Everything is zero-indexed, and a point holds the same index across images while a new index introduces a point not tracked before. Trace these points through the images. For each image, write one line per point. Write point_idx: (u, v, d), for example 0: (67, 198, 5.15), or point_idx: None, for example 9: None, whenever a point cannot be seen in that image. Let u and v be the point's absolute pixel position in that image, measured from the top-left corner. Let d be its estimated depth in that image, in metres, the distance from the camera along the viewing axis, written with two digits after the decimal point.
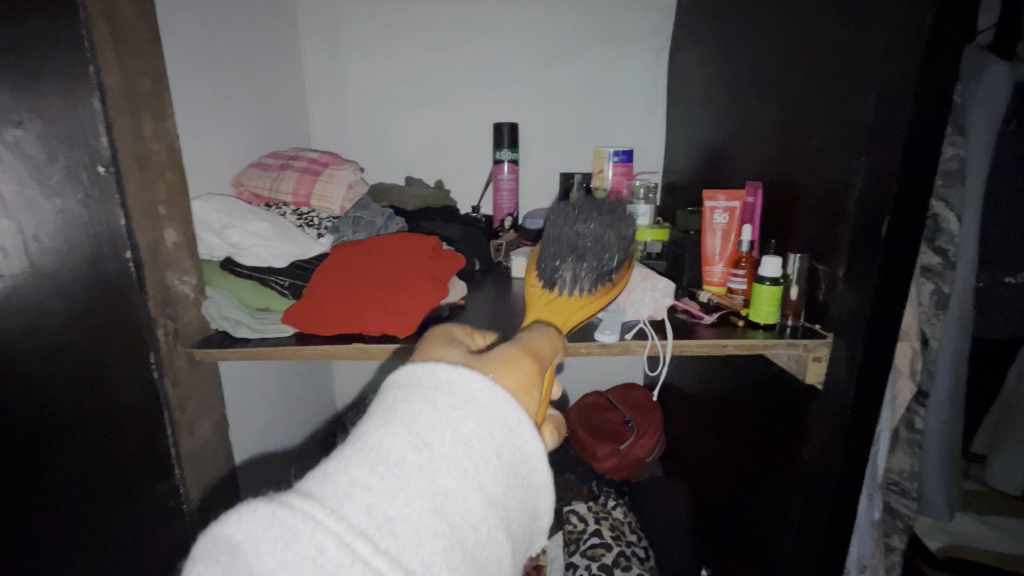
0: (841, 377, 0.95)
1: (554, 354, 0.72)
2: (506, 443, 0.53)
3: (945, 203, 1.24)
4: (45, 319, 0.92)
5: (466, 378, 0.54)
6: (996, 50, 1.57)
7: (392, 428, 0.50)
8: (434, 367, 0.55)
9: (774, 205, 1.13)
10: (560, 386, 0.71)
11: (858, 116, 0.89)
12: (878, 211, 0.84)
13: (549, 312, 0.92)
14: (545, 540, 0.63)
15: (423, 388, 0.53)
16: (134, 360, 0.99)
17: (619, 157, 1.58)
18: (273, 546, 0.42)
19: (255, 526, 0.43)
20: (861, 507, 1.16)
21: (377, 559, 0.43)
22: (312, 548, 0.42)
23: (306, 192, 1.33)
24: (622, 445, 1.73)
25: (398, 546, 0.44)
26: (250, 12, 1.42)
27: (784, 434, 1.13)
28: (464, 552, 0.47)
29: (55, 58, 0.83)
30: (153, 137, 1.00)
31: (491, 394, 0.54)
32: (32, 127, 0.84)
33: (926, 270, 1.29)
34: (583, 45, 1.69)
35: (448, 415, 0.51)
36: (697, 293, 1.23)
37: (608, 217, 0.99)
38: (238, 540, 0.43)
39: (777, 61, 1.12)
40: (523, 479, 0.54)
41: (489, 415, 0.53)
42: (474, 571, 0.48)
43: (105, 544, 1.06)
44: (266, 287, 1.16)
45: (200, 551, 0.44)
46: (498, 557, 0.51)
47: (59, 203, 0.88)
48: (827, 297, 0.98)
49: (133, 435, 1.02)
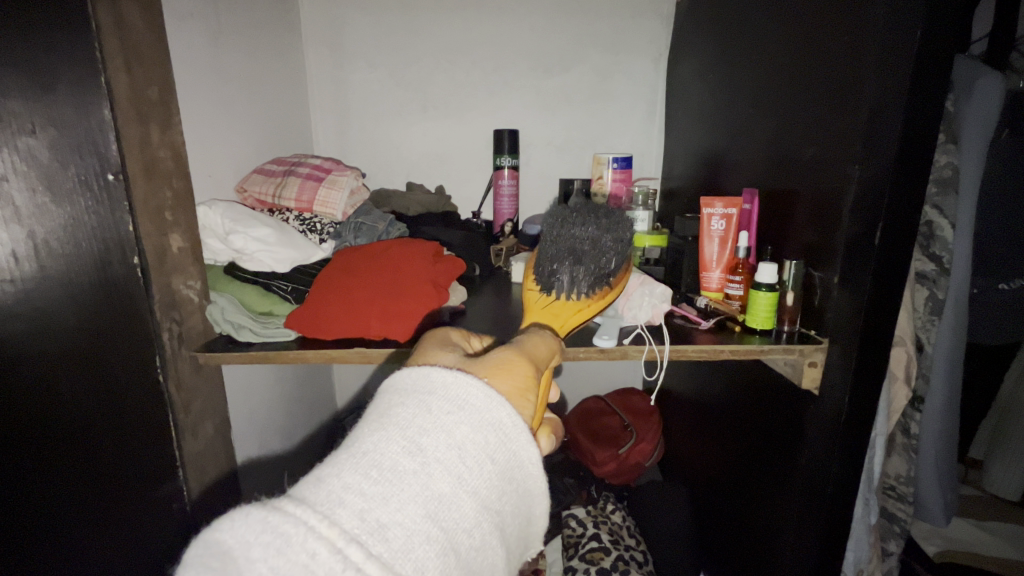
0: (836, 383, 0.96)
1: (551, 359, 0.86)
2: (487, 449, 0.66)
3: (938, 209, 1.20)
4: (58, 323, 0.95)
5: (458, 384, 0.68)
6: (989, 59, 1.59)
7: (386, 441, 0.64)
8: (430, 376, 0.69)
9: (771, 212, 1.14)
10: (558, 388, 0.84)
11: (849, 126, 0.90)
12: (873, 219, 0.86)
13: (546, 315, 0.97)
14: (535, 541, 0.79)
15: (419, 398, 0.67)
16: (140, 365, 0.99)
17: (619, 163, 1.59)
18: (265, 552, 0.52)
19: (247, 532, 0.54)
20: (857, 511, 1.16)
21: (369, 562, 0.53)
22: (304, 553, 0.52)
23: (309, 198, 1.33)
24: (622, 450, 1.78)
25: (391, 548, 0.56)
26: (255, 20, 1.43)
27: (781, 438, 1.14)
28: (453, 545, 0.61)
29: (64, 67, 0.84)
30: (161, 143, 1.00)
31: (482, 395, 0.68)
32: (44, 137, 0.86)
33: (920, 277, 1.24)
34: (584, 52, 1.71)
35: (439, 423, 0.65)
36: (695, 299, 1.24)
37: (607, 222, 1.01)
38: (229, 545, 0.53)
39: (773, 70, 1.13)
40: (517, 482, 0.69)
41: (475, 421, 0.67)
42: (461, 562, 0.62)
43: (106, 545, 1.07)
44: (270, 293, 1.19)
45: (195, 553, 0.54)
46: (483, 551, 0.64)
47: (72, 211, 0.90)
48: (822, 303, 0.99)
49: (135, 438, 1.02)
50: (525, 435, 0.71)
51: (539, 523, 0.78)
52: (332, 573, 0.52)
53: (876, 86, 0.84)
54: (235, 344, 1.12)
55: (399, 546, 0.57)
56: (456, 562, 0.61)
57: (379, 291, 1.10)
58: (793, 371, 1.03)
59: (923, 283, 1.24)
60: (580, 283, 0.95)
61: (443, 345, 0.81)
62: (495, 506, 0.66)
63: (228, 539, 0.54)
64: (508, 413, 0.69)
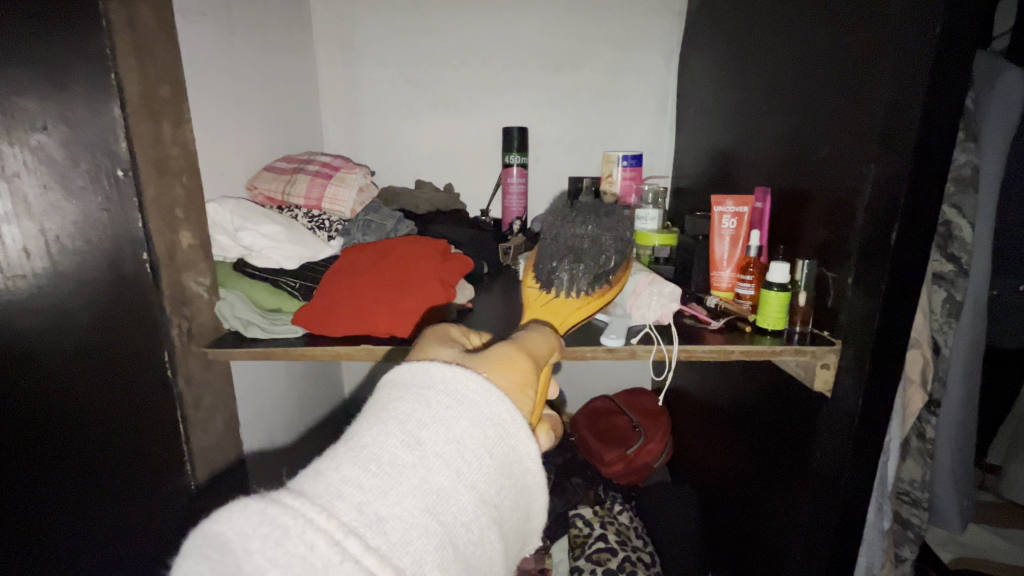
0: (847, 385, 0.94)
1: (549, 355, 0.86)
2: (487, 443, 0.67)
3: (958, 210, 1.17)
4: (71, 318, 0.96)
5: (459, 379, 0.69)
6: (1013, 55, 1.55)
7: (385, 434, 0.64)
8: (428, 370, 0.69)
9: (784, 212, 1.12)
10: (556, 386, 0.84)
11: (865, 121, 0.89)
12: (888, 218, 0.84)
13: (546, 313, 0.99)
14: (535, 538, 0.80)
15: (418, 392, 0.68)
16: (150, 359, 1.00)
17: (629, 161, 1.58)
18: (263, 544, 0.52)
19: (245, 524, 0.54)
20: (870, 516, 1.14)
21: (366, 556, 0.54)
22: (302, 546, 0.53)
23: (317, 195, 1.36)
24: (631, 451, 1.76)
25: (388, 541, 0.56)
26: (267, 19, 1.45)
27: (792, 440, 1.12)
28: (453, 541, 0.61)
29: (79, 66, 0.85)
30: (173, 141, 1.02)
31: (481, 389, 0.68)
32: (56, 134, 0.88)
33: (937, 277, 1.20)
34: (594, 50, 1.69)
35: (438, 417, 0.65)
36: (705, 299, 1.22)
37: (606, 221, 1.02)
38: (227, 537, 0.53)
39: (787, 66, 1.12)
40: (515, 478, 0.69)
41: (474, 416, 0.67)
42: (461, 559, 0.62)
43: (115, 537, 1.08)
44: (278, 289, 1.20)
45: (191, 545, 0.54)
46: (482, 546, 0.64)
47: (82, 206, 0.91)
48: (835, 304, 0.97)
49: (145, 431, 1.04)
50: (525, 431, 0.71)
51: (539, 520, 0.78)
52: (330, 564, 0.52)
53: (894, 82, 0.82)
54: (242, 340, 1.12)
55: (398, 539, 0.57)
56: (455, 558, 0.61)
57: (387, 288, 1.10)
58: (804, 373, 1.01)
59: (939, 284, 1.20)
60: (579, 280, 0.97)
61: (441, 340, 0.80)
62: (494, 501, 0.66)
63: (226, 531, 0.54)
64: (507, 407, 0.69)
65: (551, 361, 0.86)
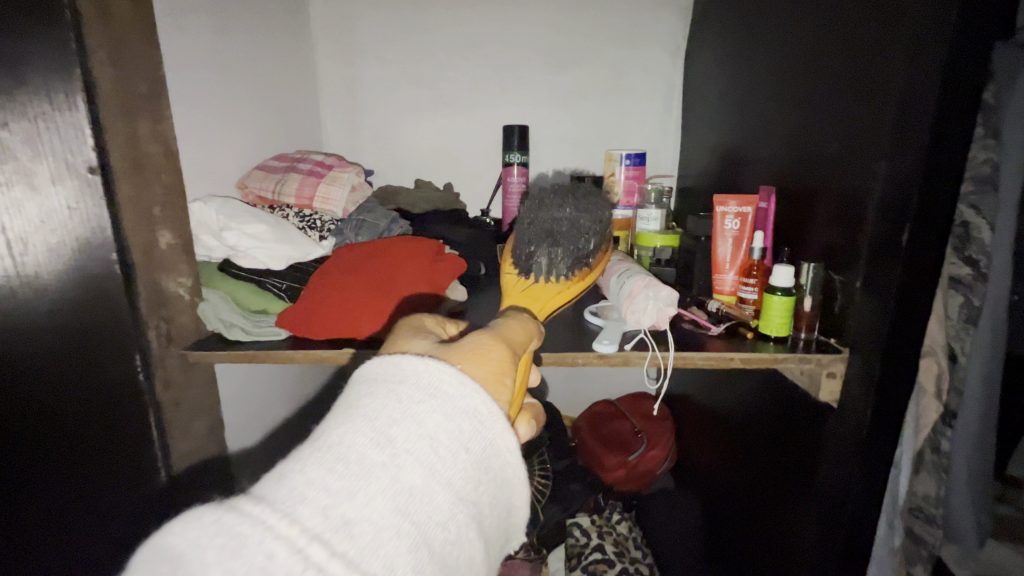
0: (859, 395, 0.90)
1: (527, 342, 0.78)
2: (464, 436, 0.57)
3: (976, 209, 1.15)
4: (44, 318, 0.96)
5: (431, 370, 0.59)
6: None
7: (348, 431, 0.54)
8: (396, 361, 0.60)
9: (790, 214, 1.09)
10: (537, 372, 0.81)
11: (881, 117, 0.84)
12: (900, 220, 0.80)
13: (525, 300, 0.96)
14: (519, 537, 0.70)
15: (384, 385, 0.58)
16: (124, 360, 1.00)
17: (631, 160, 1.54)
18: (218, 555, 0.43)
19: (200, 535, 0.44)
20: (883, 534, 1.10)
21: (333, 563, 0.44)
22: (261, 556, 0.43)
23: (309, 194, 1.36)
24: (632, 457, 1.74)
25: (356, 548, 0.46)
26: (263, 20, 1.45)
27: (801, 454, 1.07)
28: (429, 548, 0.51)
29: (50, 63, 0.85)
30: (151, 139, 1.01)
31: (452, 381, 0.59)
32: (22, 135, 0.88)
33: (954, 281, 1.18)
34: (596, 45, 1.66)
35: (408, 410, 0.55)
36: (706, 302, 1.18)
37: (583, 202, 1.00)
38: (180, 550, 0.44)
39: (795, 62, 1.08)
40: (495, 472, 0.60)
41: (449, 411, 0.57)
42: (440, 566, 0.52)
43: (90, 545, 1.07)
44: (265, 290, 1.19)
45: (138, 561, 0.44)
46: (461, 548, 0.55)
47: (44, 205, 0.91)
48: (843, 308, 0.94)
49: (121, 436, 1.03)
50: (504, 421, 0.61)
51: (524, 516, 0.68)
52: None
53: (908, 73, 0.78)
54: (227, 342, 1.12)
55: (368, 543, 0.47)
56: (431, 563, 0.51)
57: (374, 288, 1.09)
58: (811, 380, 0.98)
59: (956, 288, 1.18)
60: (554, 263, 0.95)
61: (413, 329, 0.72)
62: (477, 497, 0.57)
63: (178, 544, 0.44)
64: (482, 399, 0.59)
65: (529, 347, 0.78)
